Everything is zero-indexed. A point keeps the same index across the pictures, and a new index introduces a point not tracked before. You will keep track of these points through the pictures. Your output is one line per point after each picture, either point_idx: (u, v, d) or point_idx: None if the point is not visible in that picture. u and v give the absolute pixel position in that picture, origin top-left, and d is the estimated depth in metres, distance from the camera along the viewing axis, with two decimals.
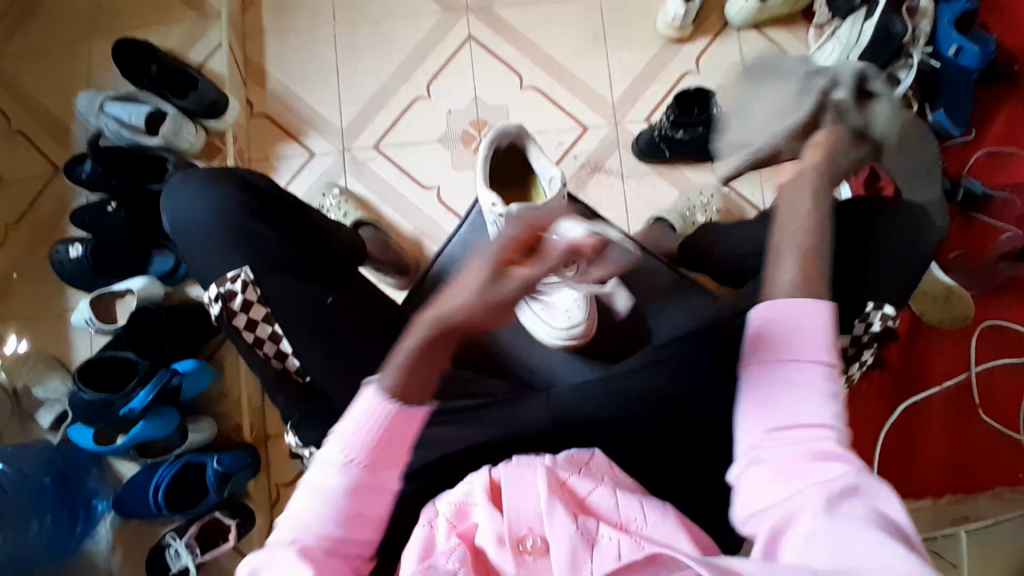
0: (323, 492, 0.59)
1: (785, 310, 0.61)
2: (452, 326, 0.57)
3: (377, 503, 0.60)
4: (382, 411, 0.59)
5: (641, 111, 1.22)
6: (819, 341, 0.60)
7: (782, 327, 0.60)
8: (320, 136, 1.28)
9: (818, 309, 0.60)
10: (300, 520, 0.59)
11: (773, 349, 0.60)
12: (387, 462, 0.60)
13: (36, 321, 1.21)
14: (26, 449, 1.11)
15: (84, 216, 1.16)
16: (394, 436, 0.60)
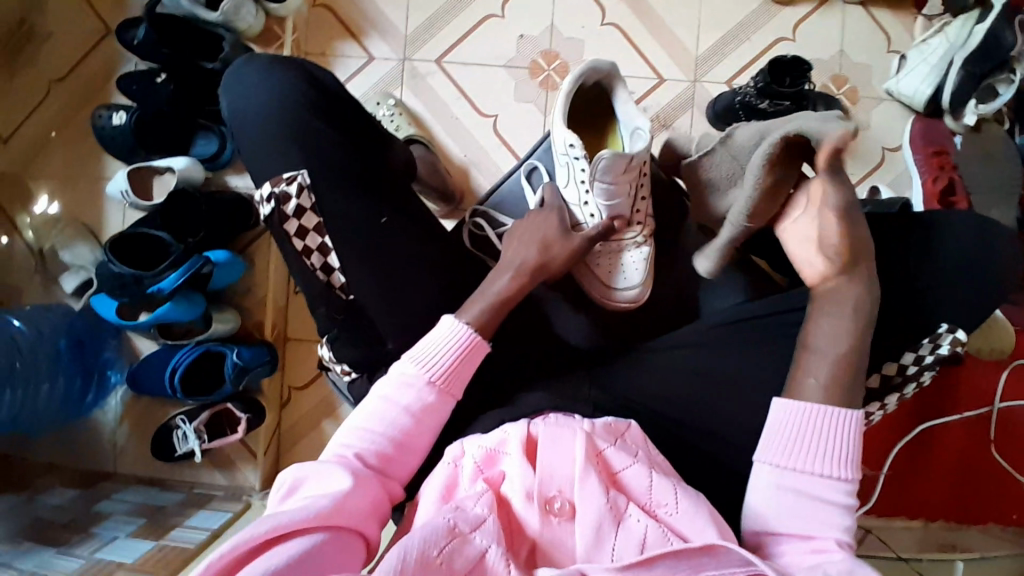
0: (387, 403, 0.67)
1: (807, 413, 0.62)
2: (525, 263, 0.76)
3: (428, 433, 0.68)
4: (454, 342, 0.70)
5: (723, 72, 1.16)
6: (839, 449, 0.61)
7: (800, 428, 0.62)
8: (383, 40, 1.22)
9: (842, 417, 0.61)
10: (366, 421, 0.67)
11: (789, 448, 0.61)
12: (452, 391, 0.69)
13: (71, 184, 1.19)
14: (48, 312, 1.12)
15: (129, 84, 1.12)
16: (467, 364, 0.70)
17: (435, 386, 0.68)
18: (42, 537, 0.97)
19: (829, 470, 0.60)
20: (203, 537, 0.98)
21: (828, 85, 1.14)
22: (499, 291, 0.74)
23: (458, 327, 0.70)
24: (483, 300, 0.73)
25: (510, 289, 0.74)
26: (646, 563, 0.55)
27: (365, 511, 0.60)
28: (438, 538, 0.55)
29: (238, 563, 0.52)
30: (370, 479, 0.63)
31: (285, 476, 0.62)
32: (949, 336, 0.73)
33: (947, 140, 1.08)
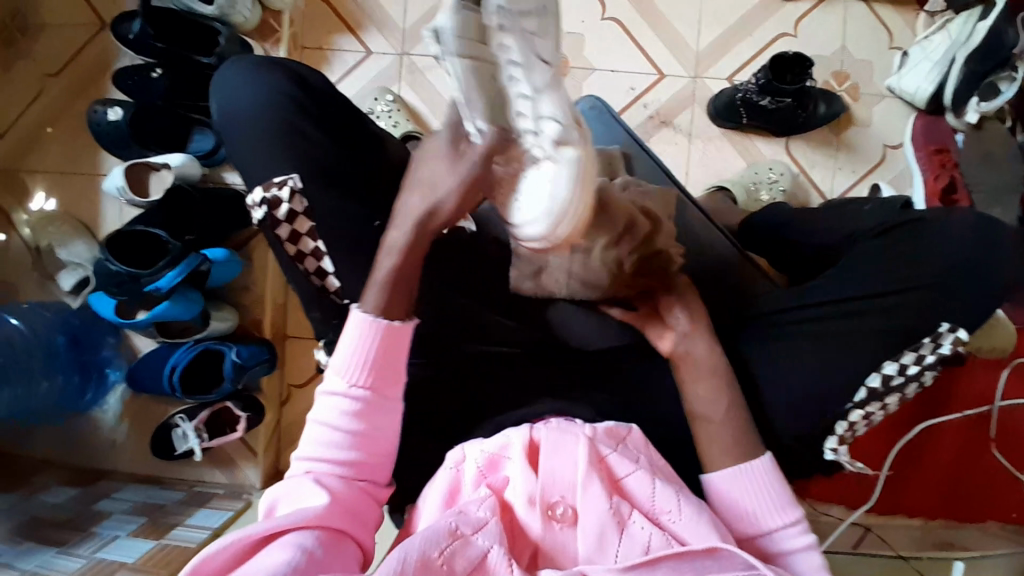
0: (329, 422, 0.64)
1: (735, 479, 0.66)
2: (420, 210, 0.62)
3: (381, 440, 0.64)
4: (367, 333, 0.64)
5: (724, 68, 1.15)
6: (777, 500, 0.66)
7: (737, 494, 0.66)
8: (381, 35, 1.20)
9: (760, 467, 0.66)
10: (313, 446, 0.64)
11: (737, 516, 0.66)
12: (383, 384, 0.65)
13: (67, 180, 1.18)
14: (45, 310, 1.12)
15: (125, 78, 1.10)
16: (388, 353, 0.64)
17: (360, 382, 0.64)
18: (42, 536, 0.97)
19: (778, 520, 0.66)
20: (205, 535, 0.98)
21: (829, 81, 1.13)
22: (398, 243, 0.63)
23: (362, 317, 0.64)
24: (386, 261, 0.64)
25: (409, 243, 0.63)
26: (649, 564, 0.56)
27: (353, 517, 0.60)
28: (439, 539, 0.55)
29: (238, 558, 0.53)
30: (341, 492, 0.61)
31: (263, 505, 0.62)
32: (950, 336, 0.73)
33: (949, 137, 1.08)
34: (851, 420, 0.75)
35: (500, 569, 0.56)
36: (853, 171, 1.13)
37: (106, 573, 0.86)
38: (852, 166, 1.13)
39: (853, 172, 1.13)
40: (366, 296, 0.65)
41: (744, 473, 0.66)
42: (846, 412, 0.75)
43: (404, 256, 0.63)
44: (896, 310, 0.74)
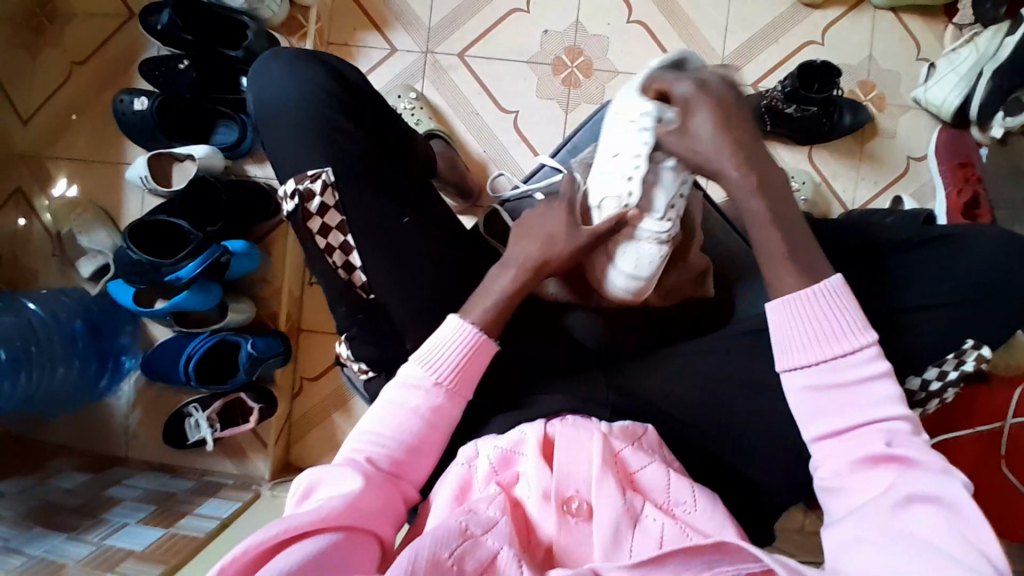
0: (398, 406, 0.67)
1: (799, 306, 0.62)
2: (530, 258, 0.74)
3: (436, 440, 0.67)
4: (462, 341, 0.69)
5: (750, 74, 1.15)
6: (849, 326, 0.61)
7: (797, 321, 0.62)
8: (406, 32, 1.21)
9: (828, 291, 0.62)
10: (374, 430, 0.66)
11: (804, 345, 0.61)
12: (460, 392, 0.69)
13: (91, 168, 1.19)
14: (63, 296, 1.12)
15: (153, 69, 1.12)
16: (474, 364, 0.70)
17: (443, 384, 0.68)
18: (52, 520, 0.97)
19: (852, 347, 0.60)
20: (214, 525, 0.99)
21: (855, 91, 1.13)
22: (505, 290, 0.72)
23: (463, 326, 0.69)
24: (493, 301, 0.72)
25: (513, 289, 0.72)
26: (658, 561, 0.53)
27: (374, 513, 0.60)
28: (448, 538, 0.55)
29: (255, 566, 0.52)
30: (379, 480, 0.62)
31: (299, 484, 0.61)
32: (974, 353, 0.74)
33: (974, 151, 1.06)
34: None
35: (510, 568, 0.55)
36: (875, 182, 1.13)
37: (115, 561, 0.87)
38: (874, 177, 1.13)
39: (875, 183, 1.12)
40: (469, 311, 0.71)
41: (811, 300, 0.62)
42: None
43: (509, 295, 0.72)
44: (921, 326, 0.75)
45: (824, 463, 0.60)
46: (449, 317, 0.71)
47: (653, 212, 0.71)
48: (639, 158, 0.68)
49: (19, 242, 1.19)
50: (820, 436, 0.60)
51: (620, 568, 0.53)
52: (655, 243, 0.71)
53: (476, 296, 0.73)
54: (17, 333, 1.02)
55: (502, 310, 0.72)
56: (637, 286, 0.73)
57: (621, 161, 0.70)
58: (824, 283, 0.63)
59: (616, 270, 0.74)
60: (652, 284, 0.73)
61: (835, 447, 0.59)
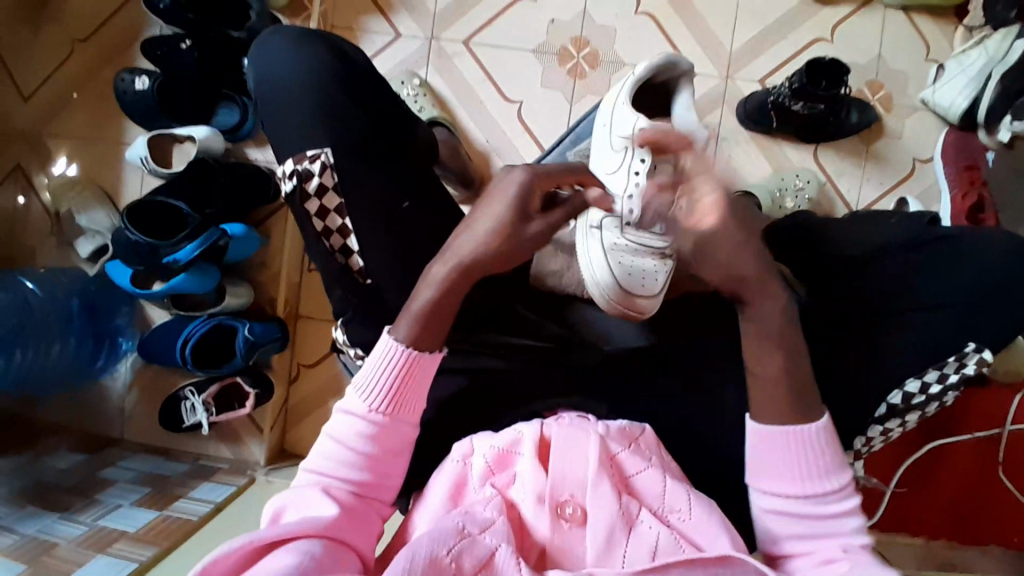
0: (343, 434, 0.65)
1: (778, 441, 0.65)
2: (475, 259, 0.66)
3: (393, 461, 0.65)
4: (393, 360, 0.65)
5: (758, 70, 1.14)
6: (814, 459, 0.64)
7: (772, 454, 0.65)
8: (411, 18, 1.20)
9: (808, 435, 0.64)
10: (326, 458, 0.64)
11: (774, 476, 0.65)
12: (401, 411, 0.66)
13: (91, 147, 1.18)
14: (60, 276, 1.12)
15: (156, 48, 1.09)
16: (413, 379, 0.66)
17: (382, 408, 0.65)
18: (44, 500, 0.97)
19: (816, 480, 0.64)
20: (207, 509, 0.99)
21: (863, 90, 1.12)
22: (445, 279, 0.66)
23: (392, 348, 0.65)
24: (430, 293, 0.66)
25: (452, 278, 0.66)
26: (657, 569, 0.56)
27: (350, 530, 0.60)
28: (447, 538, 0.55)
29: (244, 564, 0.54)
30: (347, 502, 0.62)
31: (268, 510, 0.62)
32: (975, 356, 0.73)
33: (980, 154, 1.05)
34: (870, 435, 0.76)
35: (507, 568, 0.55)
36: (879, 183, 1.12)
37: (107, 543, 0.87)
38: (880, 177, 1.12)
39: (880, 184, 1.12)
40: (398, 326, 0.66)
41: (783, 432, 0.65)
42: (867, 428, 0.75)
43: (448, 285, 0.66)
44: (927, 330, 0.74)
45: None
46: (381, 338, 0.67)
47: (653, 229, 0.80)
48: (637, 174, 0.78)
49: (18, 220, 1.19)
50: (795, 555, 0.64)
51: None
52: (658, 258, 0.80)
53: (415, 293, 0.67)
54: (13, 310, 1.02)
55: (441, 306, 0.66)
56: (638, 299, 0.80)
57: (620, 179, 0.80)
58: (808, 424, 0.65)
59: (618, 286, 0.80)
60: (657, 298, 0.80)
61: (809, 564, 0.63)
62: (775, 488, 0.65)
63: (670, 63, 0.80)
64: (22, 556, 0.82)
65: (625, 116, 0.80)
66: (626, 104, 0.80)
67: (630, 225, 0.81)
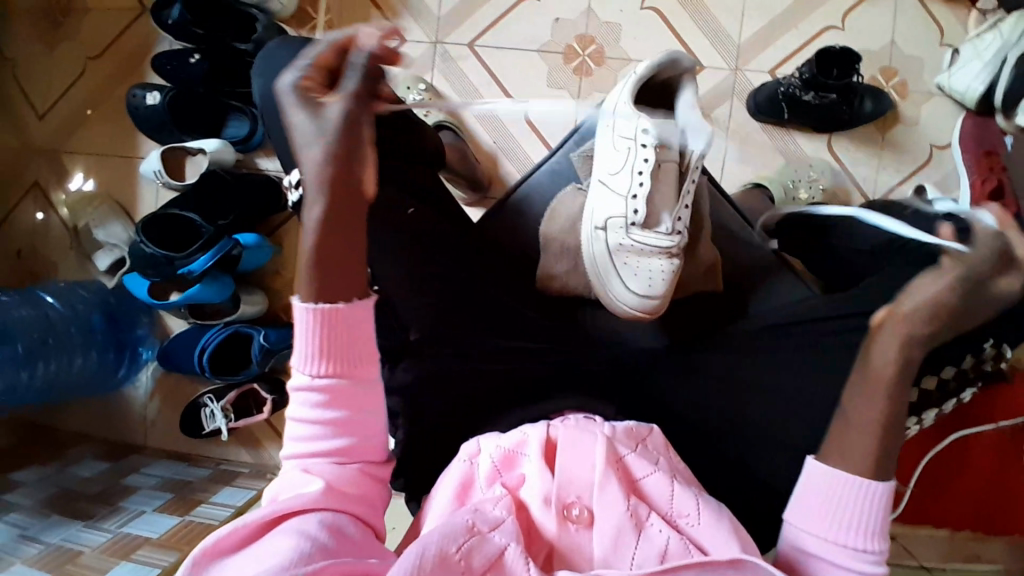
0: (307, 401, 0.58)
1: (845, 486, 0.56)
2: (331, 181, 0.58)
3: (360, 423, 0.59)
4: (307, 322, 0.57)
5: (768, 60, 1.12)
6: (872, 519, 0.55)
7: (829, 494, 0.56)
8: (416, 23, 1.20)
9: (873, 493, 0.55)
10: (297, 437, 0.59)
11: (822, 511, 0.56)
12: (346, 368, 0.58)
13: (107, 162, 1.21)
14: (80, 288, 1.16)
15: (165, 63, 1.12)
16: (341, 332, 0.57)
17: (323, 370, 0.57)
18: (70, 508, 1.00)
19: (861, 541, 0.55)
20: (228, 513, 1.01)
21: (876, 77, 1.09)
22: (322, 215, 0.58)
23: (300, 310, 0.57)
24: (310, 236, 0.58)
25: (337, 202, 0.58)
26: (669, 572, 0.54)
27: (342, 501, 0.57)
28: (457, 535, 0.55)
29: (242, 542, 0.53)
30: (337, 475, 0.58)
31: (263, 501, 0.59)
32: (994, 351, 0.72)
33: (999, 139, 0.97)
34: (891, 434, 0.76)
35: (517, 567, 0.55)
36: (896, 171, 1.09)
37: (130, 549, 0.90)
38: (896, 166, 1.09)
39: (897, 172, 1.09)
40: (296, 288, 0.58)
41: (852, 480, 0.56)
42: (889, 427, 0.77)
43: (326, 224, 0.58)
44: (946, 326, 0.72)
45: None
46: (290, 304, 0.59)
47: (658, 229, 0.78)
48: (641, 175, 0.77)
49: (40, 236, 1.23)
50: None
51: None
52: (663, 258, 0.78)
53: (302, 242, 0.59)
54: (33, 325, 1.05)
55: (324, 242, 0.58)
56: (649, 301, 0.78)
57: (622, 179, 0.79)
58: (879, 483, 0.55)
59: (630, 289, 0.79)
60: (666, 299, 0.79)
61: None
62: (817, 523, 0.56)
63: (672, 57, 0.76)
64: (47, 565, 0.85)
65: (627, 117, 0.76)
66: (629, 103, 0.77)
67: (636, 226, 0.79)
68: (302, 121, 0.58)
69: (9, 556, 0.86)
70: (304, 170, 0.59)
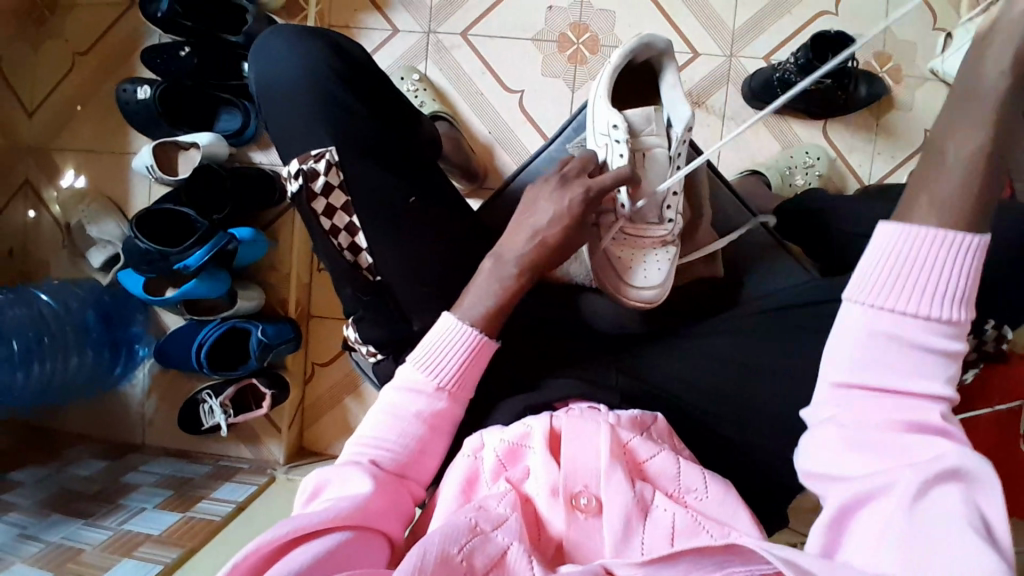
0: (397, 412, 0.66)
1: (925, 245, 0.45)
2: (524, 257, 0.71)
3: (434, 442, 0.66)
4: (461, 343, 0.67)
5: (762, 47, 1.12)
6: (955, 285, 0.45)
7: (907, 261, 0.45)
8: (408, 13, 1.19)
9: (964, 244, 0.45)
10: (375, 434, 0.65)
11: (894, 281, 0.46)
12: (459, 394, 0.68)
13: (98, 159, 1.19)
14: (74, 287, 1.15)
15: (154, 58, 1.12)
16: (473, 365, 0.68)
17: (442, 388, 0.67)
18: (70, 508, 0.99)
19: (936, 311, 0.45)
20: (230, 509, 1.01)
21: (871, 62, 1.09)
22: (507, 286, 0.70)
23: (459, 328, 0.68)
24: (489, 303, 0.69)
25: (527, 258, 0.71)
26: (668, 558, 0.50)
27: (384, 513, 0.60)
28: (460, 536, 0.54)
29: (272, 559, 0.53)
30: (387, 485, 0.62)
31: (311, 482, 0.63)
32: (995, 331, 0.75)
33: None
34: None
35: (520, 567, 0.55)
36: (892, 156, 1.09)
37: (132, 546, 0.89)
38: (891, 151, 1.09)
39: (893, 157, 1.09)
40: (460, 312, 0.69)
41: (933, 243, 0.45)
42: None
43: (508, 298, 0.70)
44: None
45: (849, 416, 0.47)
46: (441, 317, 0.69)
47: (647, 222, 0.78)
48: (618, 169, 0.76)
49: (32, 235, 1.22)
50: (860, 392, 0.47)
51: (631, 565, 0.51)
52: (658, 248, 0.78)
53: (471, 292, 0.71)
54: (27, 323, 1.05)
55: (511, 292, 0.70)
56: (642, 292, 0.78)
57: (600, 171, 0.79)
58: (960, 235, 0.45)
59: (622, 280, 0.78)
60: (662, 289, 0.77)
61: (867, 402, 0.47)
62: (882, 305, 0.46)
63: (648, 42, 0.75)
64: (48, 565, 0.84)
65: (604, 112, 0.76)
66: (603, 99, 0.76)
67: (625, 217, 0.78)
68: (545, 217, 0.72)
69: (11, 556, 0.86)
70: (512, 251, 0.72)
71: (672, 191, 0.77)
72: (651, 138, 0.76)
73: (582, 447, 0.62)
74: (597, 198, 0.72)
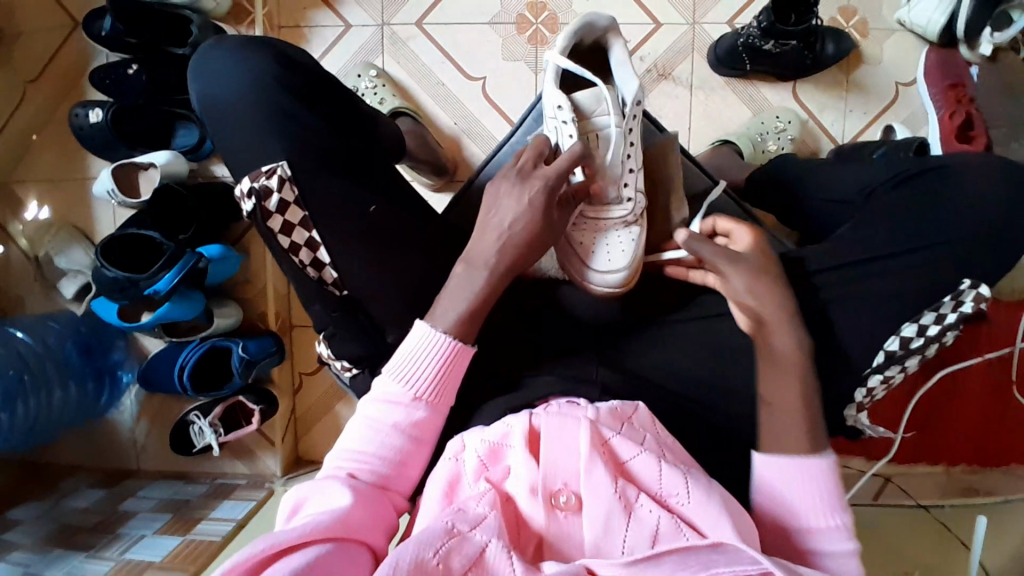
0: (375, 423, 0.65)
1: (784, 471, 0.60)
2: (493, 255, 0.70)
3: (416, 454, 0.65)
4: (438, 351, 0.66)
5: (724, 12, 1.09)
6: (822, 498, 0.59)
7: (779, 487, 0.60)
8: (359, 7, 1.15)
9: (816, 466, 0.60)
10: (354, 447, 0.64)
11: (778, 505, 0.60)
12: (440, 402, 0.67)
13: (59, 188, 1.18)
14: (48, 320, 1.13)
15: (103, 78, 1.09)
16: (453, 371, 0.67)
17: (421, 398, 0.66)
18: (70, 542, 0.99)
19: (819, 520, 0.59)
20: (230, 527, 1.00)
21: (836, 18, 1.06)
22: (482, 292, 0.68)
23: (436, 335, 0.66)
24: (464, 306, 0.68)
25: (500, 261, 0.70)
26: (653, 558, 0.53)
27: (366, 525, 0.58)
28: (434, 539, 0.53)
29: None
30: (368, 497, 0.61)
31: (289, 499, 0.62)
32: (972, 293, 0.69)
33: (964, 71, 1.00)
34: (869, 386, 0.72)
35: (500, 565, 0.53)
36: (864, 113, 1.07)
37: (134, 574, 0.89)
38: (863, 107, 1.07)
39: (865, 114, 1.07)
40: (437, 321, 0.67)
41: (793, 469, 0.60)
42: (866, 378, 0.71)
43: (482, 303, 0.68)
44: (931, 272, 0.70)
45: None
46: (417, 325, 0.68)
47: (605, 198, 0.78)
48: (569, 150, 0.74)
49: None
50: None
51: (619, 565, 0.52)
52: (621, 226, 0.79)
53: (446, 296, 0.69)
54: (10, 362, 1.02)
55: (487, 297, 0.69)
56: (611, 274, 0.78)
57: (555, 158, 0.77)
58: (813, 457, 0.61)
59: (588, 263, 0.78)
60: (628, 271, 0.78)
61: None
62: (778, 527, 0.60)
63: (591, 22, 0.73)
64: None
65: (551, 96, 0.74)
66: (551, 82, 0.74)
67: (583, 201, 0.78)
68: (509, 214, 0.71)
69: None
70: (481, 249, 0.70)
71: (629, 169, 0.77)
72: (602, 118, 0.74)
73: (564, 445, 0.61)
74: (556, 186, 0.72)
